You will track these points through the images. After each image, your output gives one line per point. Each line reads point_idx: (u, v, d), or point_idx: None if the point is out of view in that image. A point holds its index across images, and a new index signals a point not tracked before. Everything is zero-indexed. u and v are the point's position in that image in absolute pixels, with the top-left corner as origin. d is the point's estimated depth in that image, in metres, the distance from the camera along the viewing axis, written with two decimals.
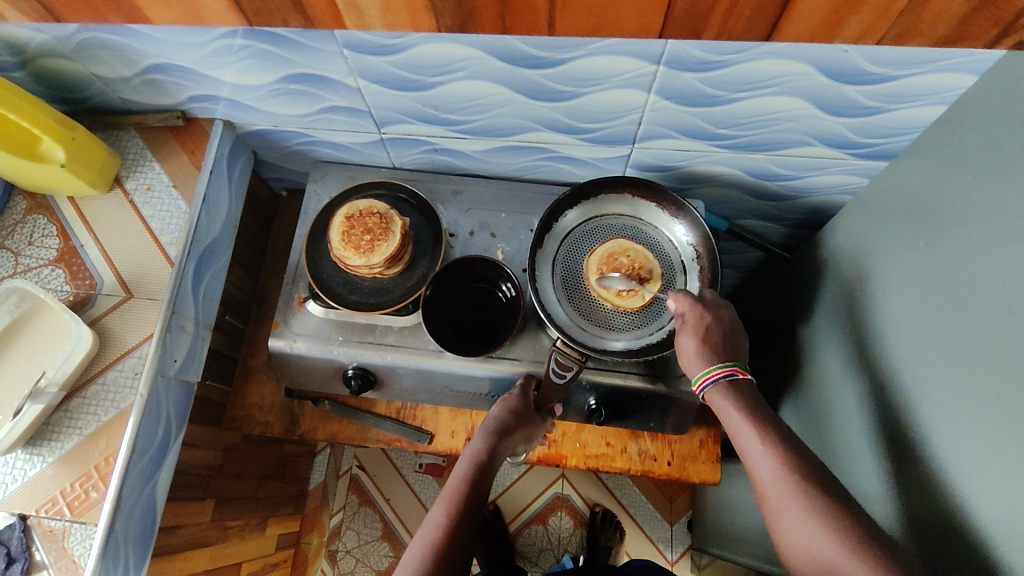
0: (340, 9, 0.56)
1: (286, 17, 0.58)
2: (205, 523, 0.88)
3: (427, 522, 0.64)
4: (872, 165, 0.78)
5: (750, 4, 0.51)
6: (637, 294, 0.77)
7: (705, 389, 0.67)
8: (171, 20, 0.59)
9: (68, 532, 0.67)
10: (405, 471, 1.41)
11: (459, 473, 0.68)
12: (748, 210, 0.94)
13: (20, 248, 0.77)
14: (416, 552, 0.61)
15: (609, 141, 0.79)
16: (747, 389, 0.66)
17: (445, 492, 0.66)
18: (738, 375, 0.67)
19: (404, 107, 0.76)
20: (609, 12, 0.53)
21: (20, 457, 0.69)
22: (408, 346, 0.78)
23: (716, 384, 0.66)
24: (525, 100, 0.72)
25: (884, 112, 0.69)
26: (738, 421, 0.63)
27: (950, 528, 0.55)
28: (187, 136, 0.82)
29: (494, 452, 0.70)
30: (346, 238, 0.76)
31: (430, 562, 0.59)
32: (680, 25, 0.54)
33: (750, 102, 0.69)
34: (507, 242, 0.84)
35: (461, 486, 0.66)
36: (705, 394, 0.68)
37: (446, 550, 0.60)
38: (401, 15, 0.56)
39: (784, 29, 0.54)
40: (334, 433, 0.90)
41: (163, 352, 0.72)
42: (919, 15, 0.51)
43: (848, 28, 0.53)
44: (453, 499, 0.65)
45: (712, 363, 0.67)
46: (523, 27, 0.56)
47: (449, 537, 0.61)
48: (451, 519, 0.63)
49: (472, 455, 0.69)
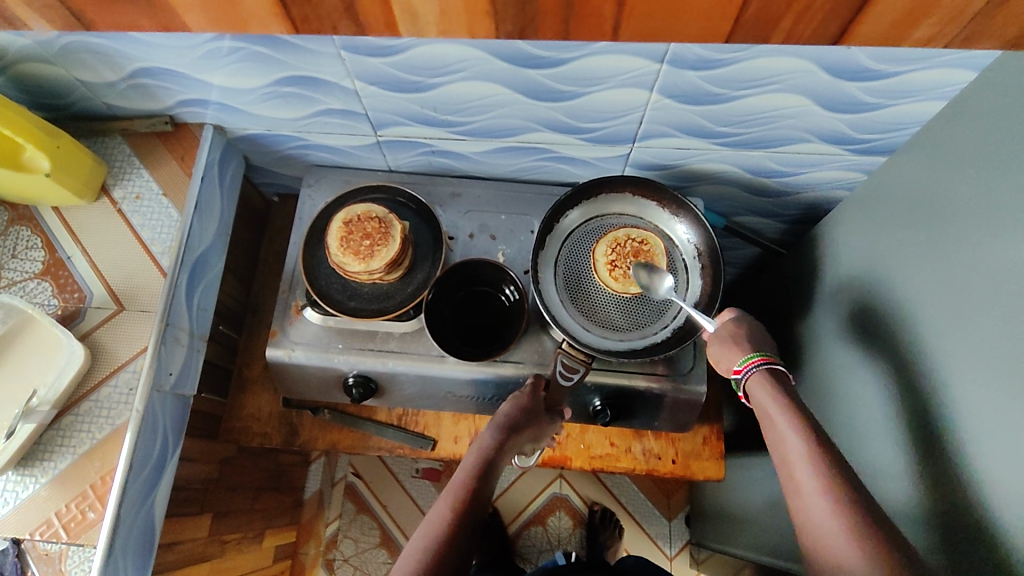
0: (395, 15, 0.51)
1: (335, 23, 0.53)
2: (203, 538, 0.86)
3: (431, 516, 0.62)
4: (870, 159, 0.79)
5: (824, 8, 0.46)
6: (605, 249, 0.78)
7: (749, 370, 0.67)
8: (204, 21, 0.52)
9: (64, 554, 0.65)
10: (402, 477, 1.39)
11: (465, 467, 0.66)
12: (746, 206, 0.94)
13: (3, 262, 0.74)
14: (418, 543, 0.59)
15: (609, 141, 0.78)
16: (792, 387, 0.65)
17: (451, 486, 0.64)
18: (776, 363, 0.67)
19: (403, 108, 0.74)
20: (673, 18, 0.48)
21: (11, 479, 0.66)
22: (411, 352, 0.77)
23: (762, 371, 0.66)
24: (527, 101, 0.71)
25: (884, 108, 0.69)
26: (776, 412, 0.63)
27: (966, 518, 0.56)
28: (176, 142, 0.80)
29: (503, 450, 0.67)
30: (345, 243, 0.74)
31: (431, 556, 0.57)
32: (747, 30, 0.49)
33: (753, 100, 0.69)
34: (507, 243, 0.83)
35: (468, 481, 0.64)
36: (747, 381, 0.68)
37: (448, 546, 0.59)
38: (458, 21, 0.51)
39: (854, 34, 0.49)
40: (334, 443, 0.87)
41: (158, 365, 0.70)
42: (993, 18, 0.46)
43: (919, 31, 0.48)
44: (459, 492, 0.63)
45: (747, 353, 0.68)
46: (586, 32, 0.50)
47: (451, 532, 0.60)
48: (455, 514, 0.61)
49: (480, 451, 0.67)
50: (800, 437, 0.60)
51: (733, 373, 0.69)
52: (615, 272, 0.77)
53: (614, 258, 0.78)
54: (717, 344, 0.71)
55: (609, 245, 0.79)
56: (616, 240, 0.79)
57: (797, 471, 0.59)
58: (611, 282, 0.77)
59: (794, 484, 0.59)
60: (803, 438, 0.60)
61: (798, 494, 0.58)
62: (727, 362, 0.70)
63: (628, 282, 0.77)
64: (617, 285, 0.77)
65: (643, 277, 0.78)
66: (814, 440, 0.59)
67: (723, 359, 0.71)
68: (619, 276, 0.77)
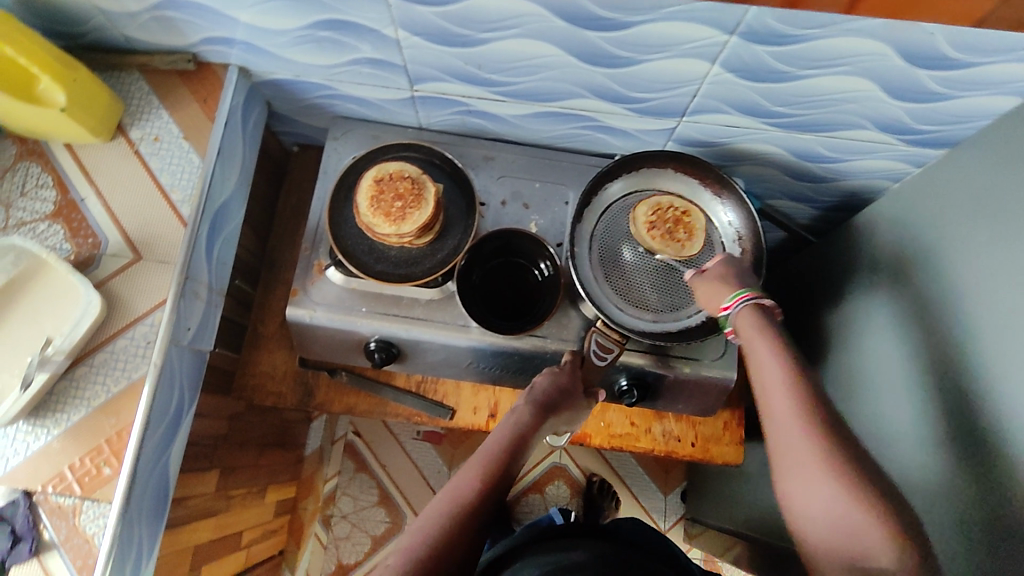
0: None
1: None
2: (211, 494, 0.83)
3: (457, 480, 0.58)
4: (921, 152, 0.76)
5: None
6: (647, 207, 0.76)
7: (737, 305, 0.63)
8: None
9: (78, 509, 0.63)
10: (403, 438, 1.39)
11: (496, 437, 0.62)
12: (783, 190, 0.91)
13: (11, 200, 0.70)
14: (440, 508, 0.56)
15: (657, 113, 0.75)
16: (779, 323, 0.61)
17: (479, 455, 0.61)
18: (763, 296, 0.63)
19: (446, 63, 0.70)
20: None
21: (22, 429, 0.64)
22: (437, 320, 0.75)
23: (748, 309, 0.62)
24: (578, 64, 0.67)
25: (949, 100, 0.66)
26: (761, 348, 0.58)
27: (982, 525, 0.56)
28: (198, 82, 0.75)
29: (537, 427, 0.64)
30: (376, 204, 0.71)
31: (455, 522, 0.55)
32: None
33: (816, 80, 0.65)
34: (540, 213, 0.80)
35: (499, 453, 0.61)
36: (734, 319, 0.63)
37: (472, 514, 0.55)
38: None
39: None
40: (350, 406, 0.86)
41: (176, 319, 0.67)
42: None
43: None
44: (489, 462, 0.59)
45: (737, 289, 0.65)
46: None
47: (478, 501, 0.56)
48: (484, 484, 0.57)
49: (514, 426, 0.63)
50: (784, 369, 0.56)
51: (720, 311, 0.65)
52: (652, 231, 0.75)
53: (655, 218, 0.75)
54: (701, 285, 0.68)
55: (651, 207, 0.76)
56: (660, 202, 0.76)
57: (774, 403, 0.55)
58: (646, 239, 0.75)
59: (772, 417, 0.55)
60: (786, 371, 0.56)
61: (774, 427, 0.54)
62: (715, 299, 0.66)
63: (662, 244, 0.75)
64: (651, 244, 0.75)
65: (680, 245, 0.75)
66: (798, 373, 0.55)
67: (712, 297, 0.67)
68: (655, 236, 0.75)
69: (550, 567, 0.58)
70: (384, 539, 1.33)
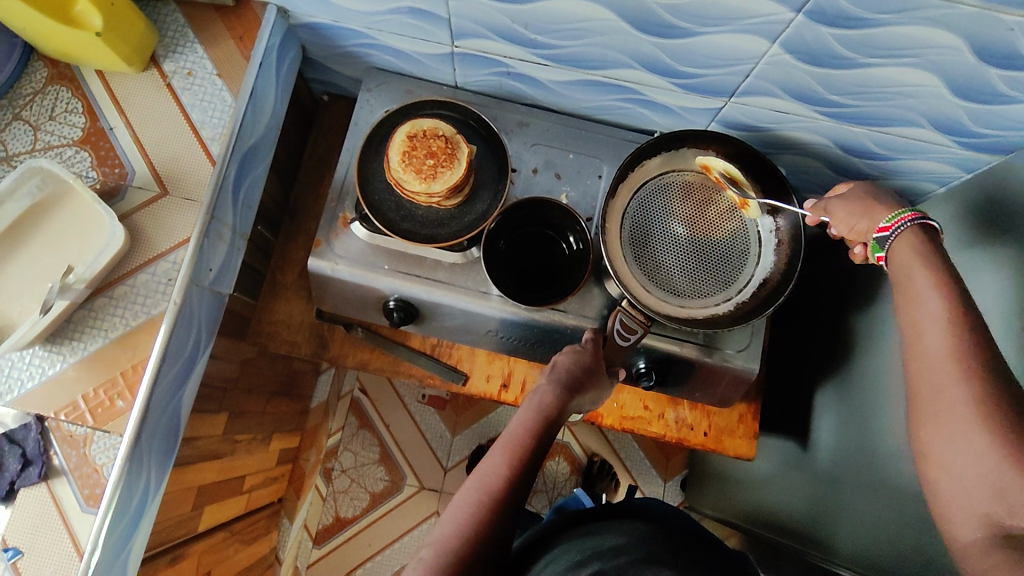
0: None
1: None
2: (217, 436, 0.83)
3: (484, 467, 0.58)
4: (976, 157, 0.73)
5: None
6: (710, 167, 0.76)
7: (901, 225, 0.56)
8: None
9: (89, 439, 0.64)
10: (407, 400, 1.39)
11: (521, 419, 0.61)
12: (824, 184, 0.89)
13: (39, 122, 0.68)
14: (470, 496, 0.56)
15: (705, 90, 0.72)
16: (944, 253, 0.54)
17: (504, 438, 0.60)
18: (930, 219, 0.56)
19: (493, 20, 0.67)
20: None
21: (38, 354, 0.63)
22: (459, 285, 0.73)
23: (911, 228, 0.56)
24: (631, 32, 0.64)
25: (1017, 104, 0.63)
26: (920, 278, 0.52)
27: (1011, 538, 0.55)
28: (235, 19, 0.73)
29: (562, 406, 0.62)
30: (407, 159, 0.69)
31: (485, 509, 0.55)
32: None
33: (878, 70, 0.63)
34: (573, 185, 0.78)
35: (524, 435, 0.59)
36: (890, 243, 0.57)
37: (500, 499, 0.55)
38: None
39: None
40: (364, 362, 0.85)
41: (199, 259, 0.66)
42: None
43: None
44: (514, 446, 0.59)
45: (895, 210, 0.58)
46: None
47: (505, 489, 0.56)
48: (511, 469, 0.57)
49: (538, 407, 0.61)
50: (944, 307, 0.50)
51: (875, 232, 0.59)
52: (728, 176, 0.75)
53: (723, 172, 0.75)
54: (843, 207, 0.63)
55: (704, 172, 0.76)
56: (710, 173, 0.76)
57: (928, 349, 0.49)
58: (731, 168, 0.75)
59: (922, 363, 0.50)
60: (944, 309, 0.50)
61: (922, 377, 0.49)
62: (867, 222, 0.60)
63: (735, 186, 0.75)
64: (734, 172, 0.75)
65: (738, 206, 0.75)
66: (954, 313, 0.49)
67: (863, 220, 0.61)
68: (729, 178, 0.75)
69: (590, 552, 0.58)
70: (383, 497, 1.35)
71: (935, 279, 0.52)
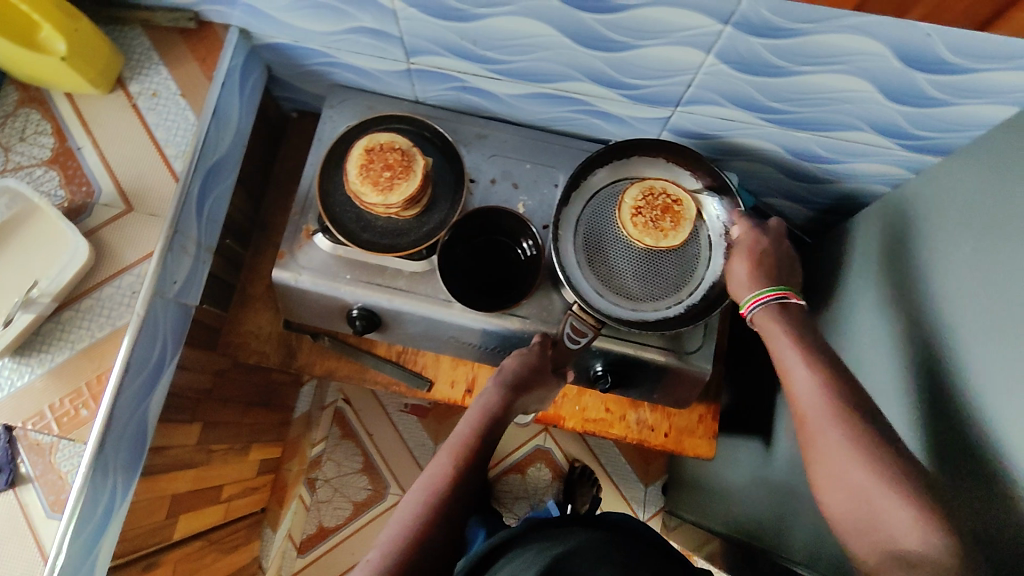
0: None
1: None
2: (190, 446, 0.84)
3: (431, 470, 0.60)
4: (918, 159, 0.75)
5: None
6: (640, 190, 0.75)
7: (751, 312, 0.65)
8: None
9: (55, 447, 0.66)
10: (390, 409, 1.41)
11: (468, 421, 0.64)
12: (779, 188, 0.91)
13: (10, 144, 0.71)
14: (416, 497, 0.58)
15: (652, 101, 0.75)
16: (801, 322, 0.62)
17: (451, 440, 0.63)
18: (782, 296, 0.63)
19: (443, 38, 0.70)
20: None
21: (7, 365, 0.66)
22: (419, 293, 0.75)
23: (764, 308, 0.64)
24: (573, 46, 0.67)
25: (948, 107, 0.65)
26: (783, 345, 0.61)
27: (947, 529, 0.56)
28: (198, 42, 0.75)
29: (507, 407, 0.65)
30: (364, 172, 0.72)
31: (431, 509, 0.57)
32: None
33: (811, 77, 0.65)
34: (529, 194, 0.80)
35: (470, 437, 0.62)
36: (751, 322, 0.65)
37: (445, 499, 0.57)
38: None
39: None
40: (332, 370, 0.88)
41: (163, 272, 0.68)
42: None
43: None
44: (460, 447, 0.62)
45: (757, 287, 0.65)
46: None
47: (450, 488, 0.58)
48: (456, 470, 0.60)
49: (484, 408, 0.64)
50: None
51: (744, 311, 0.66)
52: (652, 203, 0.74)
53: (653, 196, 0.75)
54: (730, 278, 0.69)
55: (641, 191, 0.74)
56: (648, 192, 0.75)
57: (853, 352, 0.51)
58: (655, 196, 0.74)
59: None
60: None
61: None
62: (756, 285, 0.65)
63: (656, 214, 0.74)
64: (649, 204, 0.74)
65: (663, 233, 0.73)
66: None
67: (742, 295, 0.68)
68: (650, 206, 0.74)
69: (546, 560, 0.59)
70: (366, 506, 1.37)
71: (792, 336, 0.61)
